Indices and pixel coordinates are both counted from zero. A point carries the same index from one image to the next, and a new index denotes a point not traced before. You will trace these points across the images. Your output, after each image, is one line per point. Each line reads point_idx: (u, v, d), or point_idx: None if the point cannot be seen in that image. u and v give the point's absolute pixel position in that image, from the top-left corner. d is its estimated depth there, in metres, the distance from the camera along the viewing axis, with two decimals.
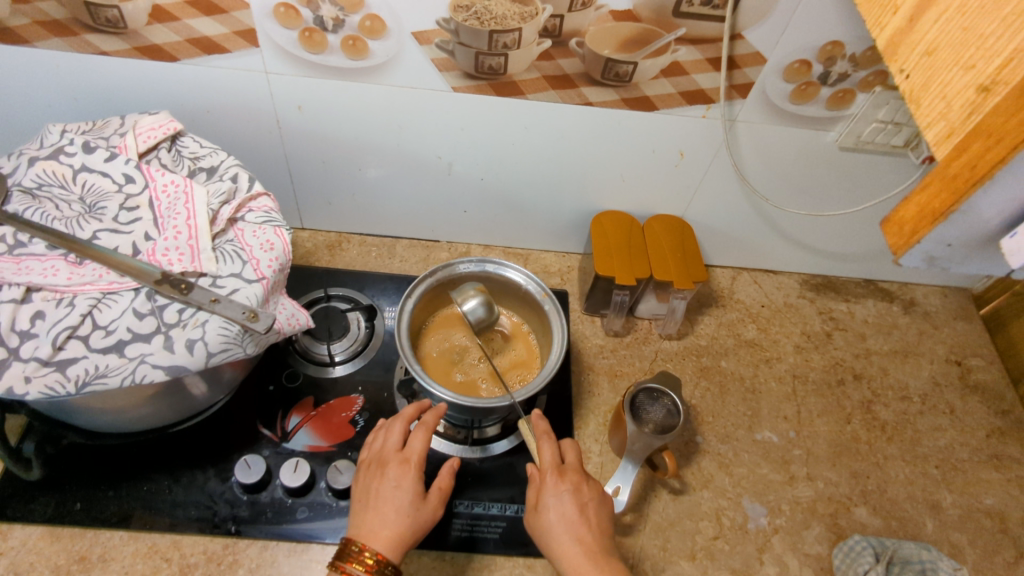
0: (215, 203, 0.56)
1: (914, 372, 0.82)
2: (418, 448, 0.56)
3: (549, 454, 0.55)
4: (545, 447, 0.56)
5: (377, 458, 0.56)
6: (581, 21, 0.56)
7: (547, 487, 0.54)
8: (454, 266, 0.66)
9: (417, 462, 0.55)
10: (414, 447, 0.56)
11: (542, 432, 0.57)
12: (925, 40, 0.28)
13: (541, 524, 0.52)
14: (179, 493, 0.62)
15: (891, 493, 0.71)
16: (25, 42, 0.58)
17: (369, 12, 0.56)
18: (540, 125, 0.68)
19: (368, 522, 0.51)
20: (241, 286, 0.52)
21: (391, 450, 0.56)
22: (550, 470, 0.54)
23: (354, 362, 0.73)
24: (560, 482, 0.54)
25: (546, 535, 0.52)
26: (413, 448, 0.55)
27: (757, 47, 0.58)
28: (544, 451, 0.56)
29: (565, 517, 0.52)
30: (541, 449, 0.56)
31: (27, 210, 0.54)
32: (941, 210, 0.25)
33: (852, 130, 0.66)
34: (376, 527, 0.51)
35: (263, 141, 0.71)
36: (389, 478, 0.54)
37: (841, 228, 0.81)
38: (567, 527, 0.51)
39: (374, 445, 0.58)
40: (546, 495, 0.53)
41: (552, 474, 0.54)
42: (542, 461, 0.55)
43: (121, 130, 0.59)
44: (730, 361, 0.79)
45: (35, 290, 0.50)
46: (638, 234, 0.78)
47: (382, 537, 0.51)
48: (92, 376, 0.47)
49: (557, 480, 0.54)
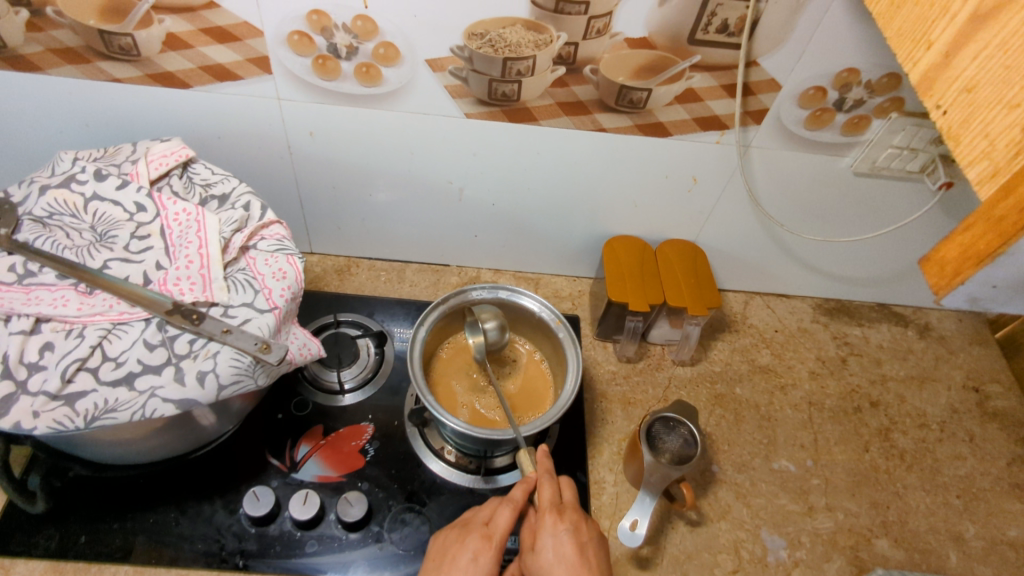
0: (227, 231, 0.55)
1: (932, 399, 0.80)
2: (502, 525, 0.53)
3: (547, 492, 0.54)
4: (544, 485, 0.55)
5: (465, 523, 0.55)
6: (596, 48, 0.56)
7: (545, 526, 0.52)
8: (467, 293, 0.65)
9: (497, 539, 0.52)
10: (499, 523, 0.53)
11: (545, 470, 0.56)
12: (963, 76, 0.27)
13: (540, 565, 0.50)
14: (186, 525, 0.60)
15: (913, 524, 0.70)
16: (38, 69, 0.58)
17: (383, 40, 0.56)
18: (553, 151, 0.68)
19: None
20: (252, 316, 0.52)
21: (478, 521, 0.54)
22: (548, 508, 0.53)
23: (364, 389, 0.72)
24: (558, 521, 0.52)
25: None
26: (497, 524, 0.53)
27: (772, 74, 0.58)
28: (543, 489, 0.54)
29: (563, 557, 0.50)
30: (540, 487, 0.54)
31: (37, 239, 0.53)
32: (987, 252, 0.25)
33: (868, 156, 0.66)
34: None
35: (274, 167, 0.71)
36: (467, 551, 0.52)
37: (856, 253, 0.80)
38: (566, 568, 0.49)
39: (473, 510, 0.56)
40: (543, 534, 0.52)
41: (551, 512, 0.52)
42: (540, 499, 0.54)
43: (133, 157, 0.58)
44: (745, 388, 0.78)
45: (44, 321, 0.49)
46: (650, 260, 0.77)
47: None
48: (101, 410, 0.46)
49: (555, 519, 0.52)
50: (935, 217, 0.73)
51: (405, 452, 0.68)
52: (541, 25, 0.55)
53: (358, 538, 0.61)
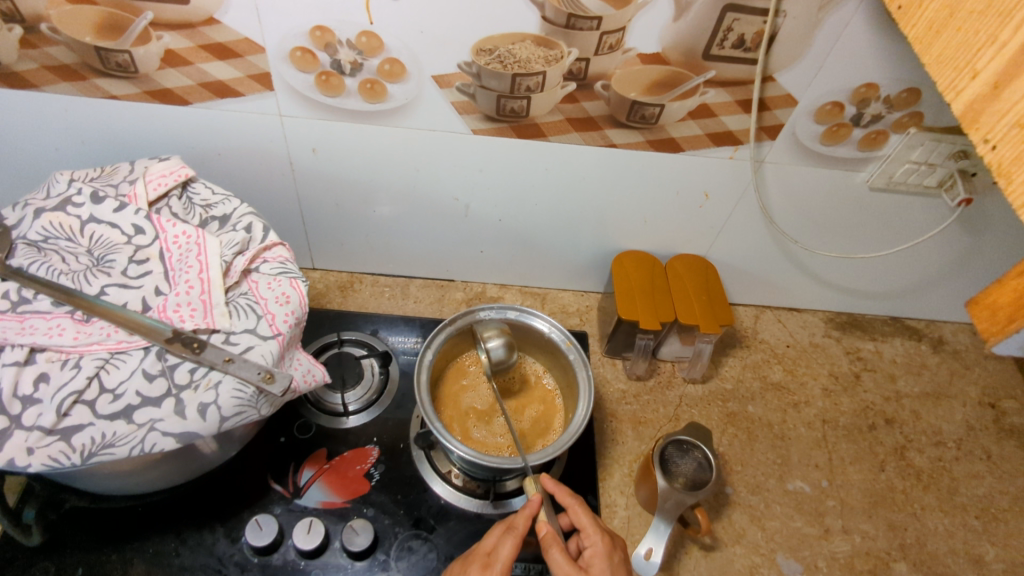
0: (228, 254, 0.54)
1: (948, 416, 0.79)
2: (505, 553, 0.51)
3: (587, 517, 0.54)
4: (581, 510, 0.54)
5: (466, 554, 0.53)
6: (608, 64, 0.55)
7: (597, 550, 0.52)
8: (475, 313, 0.63)
9: (498, 568, 0.50)
10: (501, 553, 0.51)
11: (570, 495, 0.55)
12: (1015, 110, 0.26)
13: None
14: (187, 555, 0.59)
15: (931, 547, 0.68)
16: (32, 86, 0.56)
17: (389, 56, 0.54)
18: (562, 167, 0.66)
19: None
20: (255, 343, 0.50)
21: (480, 550, 0.52)
22: (598, 532, 0.53)
23: (369, 411, 0.70)
24: (610, 547, 0.53)
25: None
26: (499, 553, 0.51)
27: (789, 89, 0.56)
28: (582, 514, 0.54)
29: None
30: (576, 512, 0.54)
31: (32, 264, 0.51)
32: None
33: (885, 170, 0.64)
34: None
35: (276, 184, 0.69)
36: None
37: (869, 268, 0.79)
38: None
39: (483, 540, 0.53)
40: (598, 557, 0.52)
41: (602, 536, 0.53)
42: (585, 523, 0.53)
43: (131, 177, 0.57)
44: (757, 406, 0.77)
45: (38, 351, 0.47)
46: (660, 275, 0.76)
47: None
48: (99, 445, 0.44)
49: (609, 545, 0.53)
50: (952, 232, 0.71)
51: (411, 476, 0.66)
52: (551, 41, 0.53)
53: (364, 567, 0.59)
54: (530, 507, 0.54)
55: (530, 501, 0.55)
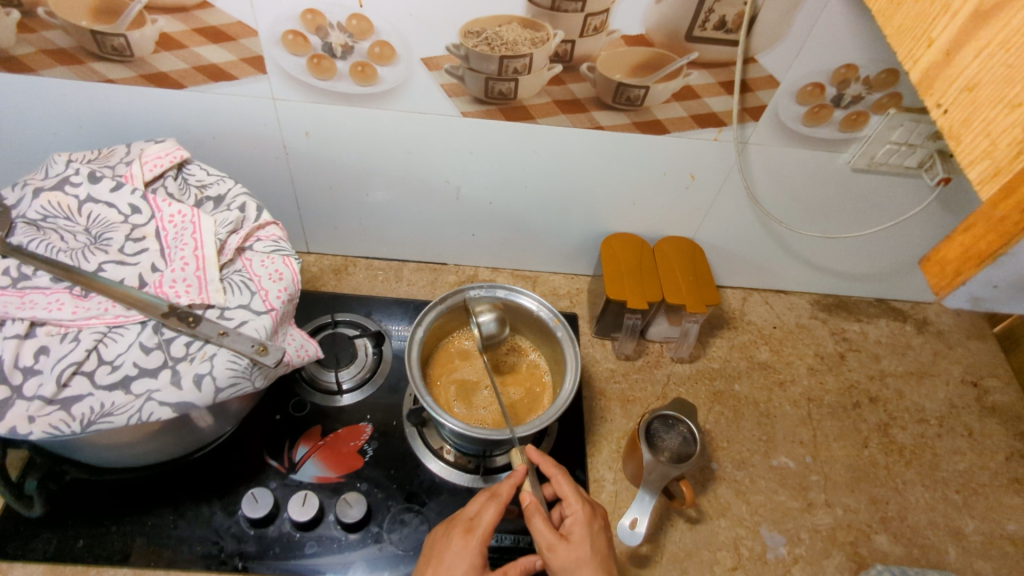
0: (223, 232, 0.55)
1: (930, 394, 0.81)
2: (487, 519, 0.53)
3: (569, 487, 0.55)
4: (564, 481, 0.56)
5: (451, 519, 0.55)
6: (593, 46, 0.56)
7: (578, 519, 0.54)
8: (465, 292, 0.65)
9: (481, 533, 0.52)
10: (484, 519, 0.53)
11: (555, 466, 0.57)
12: (963, 75, 0.27)
13: (574, 556, 0.51)
14: (185, 528, 0.60)
15: (912, 520, 0.70)
16: (30, 71, 0.57)
17: (379, 38, 0.55)
18: (551, 150, 0.67)
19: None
20: (249, 317, 0.51)
21: (464, 516, 0.54)
22: (580, 501, 0.55)
23: (362, 389, 0.71)
24: (591, 516, 0.54)
25: (576, 566, 0.51)
26: (482, 519, 0.53)
27: (770, 70, 0.58)
28: (564, 484, 0.55)
29: (598, 551, 0.53)
30: (559, 482, 0.55)
31: (31, 242, 0.52)
32: (988, 252, 0.25)
33: (866, 151, 0.65)
34: None
35: (271, 167, 0.71)
36: (452, 548, 0.52)
37: (853, 249, 0.80)
38: (601, 559, 0.52)
39: (468, 506, 0.55)
40: (579, 526, 0.53)
41: (583, 505, 0.54)
42: (567, 493, 0.55)
43: (127, 159, 0.58)
44: (743, 384, 0.78)
45: (38, 325, 0.48)
46: (648, 257, 0.77)
47: None
48: (97, 414, 0.45)
49: (590, 515, 0.54)
50: (933, 213, 0.73)
51: (403, 452, 0.67)
52: (537, 23, 0.54)
53: (357, 539, 0.61)
54: (516, 478, 0.56)
55: (515, 471, 0.57)
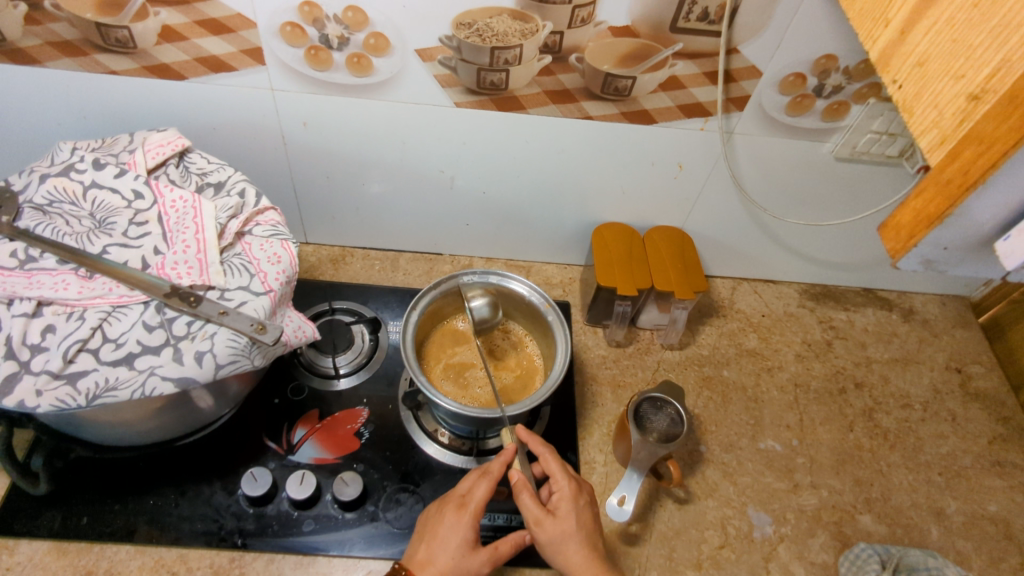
0: (223, 217, 0.57)
1: (915, 380, 0.83)
2: (478, 496, 0.54)
3: (557, 464, 0.57)
4: (551, 458, 0.57)
5: (443, 496, 0.56)
6: (582, 37, 0.58)
7: (564, 494, 0.56)
8: (458, 278, 0.66)
9: (472, 509, 0.54)
10: (475, 495, 0.54)
11: (543, 444, 0.58)
12: (916, 51, 0.29)
13: (560, 530, 0.53)
14: (186, 506, 0.62)
15: (895, 501, 0.71)
16: (36, 62, 0.59)
17: (373, 30, 0.57)
18: (542, 140, 0.69)
19: (428, 553, 0.52)
20: (248, 298, 0.53)
21: (456, 493, 0.56)
22: (567, 478, 0.56)
23: (359, 374, 0.73)
24: (577, 492, 0.56)
25: (562, 539, 0.53)
26: (473, 496, 0.54)
27: (753, 61, 0.60)
28: (552, 462, 0.57)
29: (584, 526, 0.55)
30: (547, 460, 0.57)
31: (38, 226, 0.54)
32: (936, 215, 0.26)
33: (848, 141, 0.67)
34: (430, 556, 0.52)
35: (270, 157, 0.73)
36: (445, 523, 0.54)
37: (839, 239, 0.82)
38: (586, 532, 0.54)
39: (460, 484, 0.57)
40: (565, 501, 0.55)
41: (570, 482, 0.56)
42: (555, 470, 0.56)
43: (130, 147, 0.60)
44: (732, 370, 0.80)
45: (45, 305, 0.50)
46: (638, 246, 0.79)
47: (439, 562, 0.52)
48: (102, 389, 0.47)
49: (576, 491, 0.56)
50: None
51: (399, 435, 0.69)
52: (527, 14, 0.56)
53: (354, 517, 0.63)
54: (506, 455, 0.57)
55: (505, 449, 0.58)
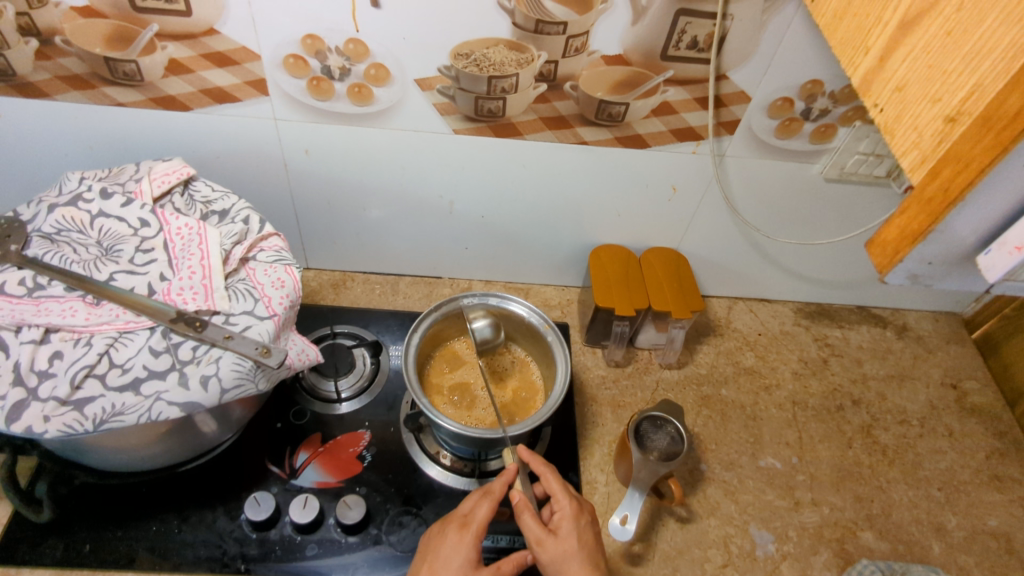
0: (228, 243, 0.58)
1: (911, 396, 0.84)
2: (481, 515, 0.55)
3: (557, 484, 0.57)
4: (552, 478, 0.58)
5: (445, 517, 0.57)
6: (576, 65, 0.59)
7: (565, 514, 0.56)
8: (458, 300, 0.67)
9: (474, 529, 0.54)
10: (476, 515, 0.55)
11: (543, 464, 0.59)
12: (895, 76, 0.30)
13: (562, 549, 0.53)
14: (189, 532, 0.62)
15: (896, 517, 0.72)
16: (45, 95, 0.61)
17: (374, 61, 0.59)
18: (539, 165, 0.71)
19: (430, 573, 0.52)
20: (253, 322, 0.54)
21: (458, 512, 0.56)
22: (568, 498, 0.57)
23: (360, 398, 0.74)
24: (578, 512, 0.56)
25: (564, 559, 0.53)
26: (475, 515, 0.55)
27: (742, 87, 0.62)
28: (553, 481, 0.57)
29: (585, 545, 0.54)
30: (548, 479, 0.58)
31: (46, 254, 0.55)
32: (920, 232, 0.28)
33: (836, 162, 0.69)
34: None
35: (272, 184, 0.74)
36: (447, 543, 0.54)
37: (832, 257, 0.84)
38: (587, 552, 0.54)
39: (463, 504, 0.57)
40: (566, 521, 0.55)
41: (571, 501, 0.56)
42: (555, 490, 0.57)
43: (136, 177, 0.61)
44: (731, 389, 0.81)
45: (53, 331, 0.51)
46: (635, 267, 0.80)
47: None
48: (109, 414, 0.48)
49: (577, 510, 0.56)
50: None
51: (401, 457, 0.69)
52: (522, 45, 0.58)
53: (357, 541, 0.63)
54: (508, 476, 0.58)
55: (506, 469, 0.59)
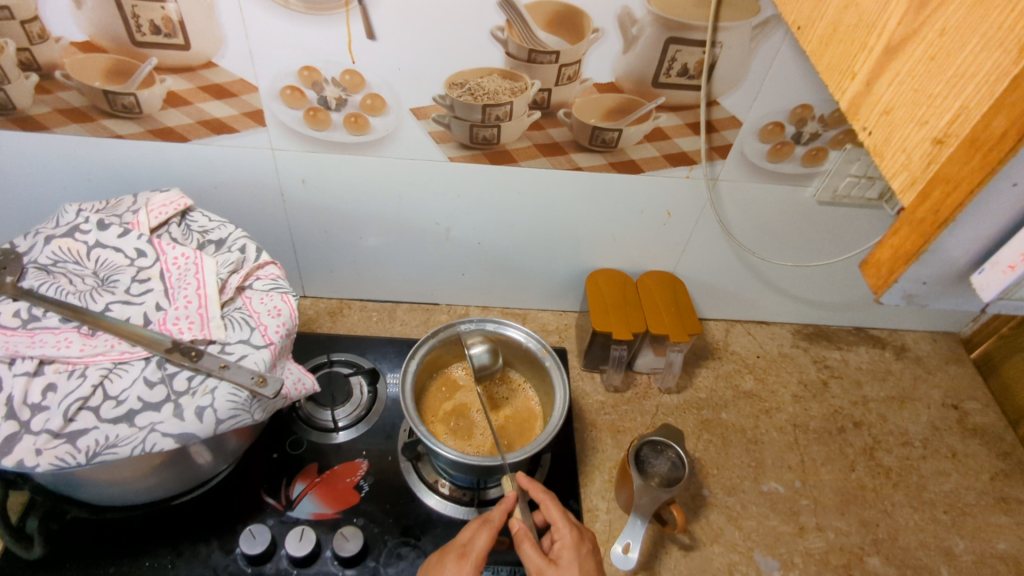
0: (224, 272, 0.58)
1: (913, 417, 0.83)
2: (480, 544, 0.54)
3: (558, 512, 0.57)
4: (552, 506, 0.57)
5: (444, 547, 0.56)
6: (569, 93, 0.60)
7: (566, 543, 0.55)
8: (455, 326, 0.67)
9: (474, 558, 0.53)
10: (476, 544, 0.54)
11: (543, 491, 0.58)
12: (882, 100, 0.31)
13: None
14: (182, 567, 0.60)
15: (902, 541, 0.71)
16: (44, 128, 0.61)
17: (370, 91, 0.60)
18: (535, 191, 0.71)
19: None
20: (249, 351, 0.54)
21: (457, 542, 0.55)
22: (568, 526, 0.56)
23: (357, 427, 0.73)
24: (579, 540, 0.55)
25: None
26: (475, 544, 0.54)
27: (733, 112, 0.63)
28: (553, 509, 0.57)
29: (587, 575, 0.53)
30: (548, 507, 0.57)
31: (42, 285, 0.55)
32: (913, 252, 0.28)
33: (828, 184, 0.70)
34: None
35: (269, 214, 0.74)
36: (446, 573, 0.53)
37: (828, 279, 0.84)
38: None
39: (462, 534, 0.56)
40: (566, 550, 0.54)
41: (572, 530, 0.55)
42: (555, 518, 0.56)
43: (134, 208, 0.62)
44: (731, 413, 0.80)
45: (47, 363, 0.51)
46: (632, 291, 0.80)
47: None
48: (102, 446, 0.47)
49: (577, 539, 0.55)
50: None
51: (398, 486, 0.68)
52: (515, 74, 0.59)
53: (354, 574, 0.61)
54: (507, 504, 0.57)
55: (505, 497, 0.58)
